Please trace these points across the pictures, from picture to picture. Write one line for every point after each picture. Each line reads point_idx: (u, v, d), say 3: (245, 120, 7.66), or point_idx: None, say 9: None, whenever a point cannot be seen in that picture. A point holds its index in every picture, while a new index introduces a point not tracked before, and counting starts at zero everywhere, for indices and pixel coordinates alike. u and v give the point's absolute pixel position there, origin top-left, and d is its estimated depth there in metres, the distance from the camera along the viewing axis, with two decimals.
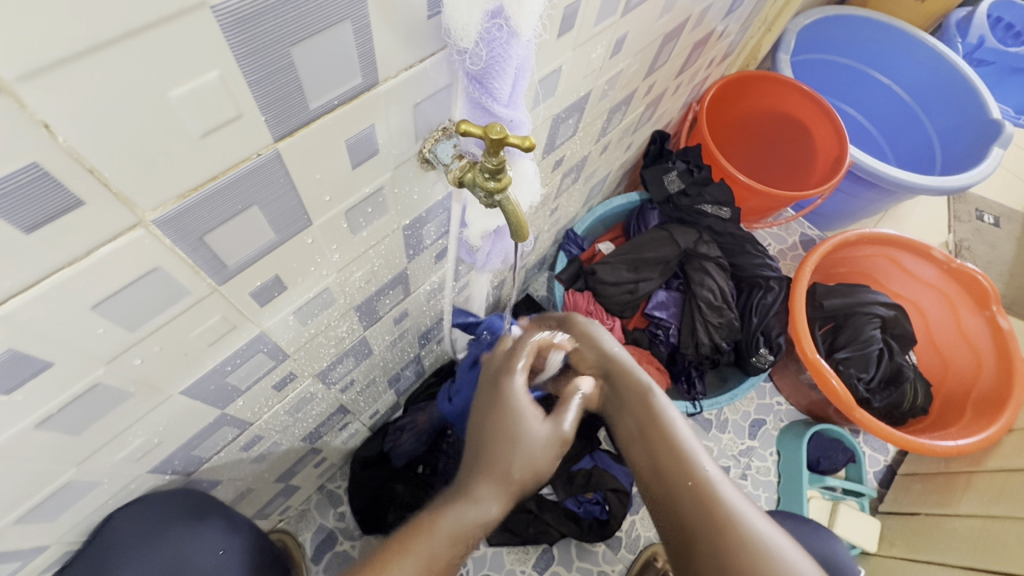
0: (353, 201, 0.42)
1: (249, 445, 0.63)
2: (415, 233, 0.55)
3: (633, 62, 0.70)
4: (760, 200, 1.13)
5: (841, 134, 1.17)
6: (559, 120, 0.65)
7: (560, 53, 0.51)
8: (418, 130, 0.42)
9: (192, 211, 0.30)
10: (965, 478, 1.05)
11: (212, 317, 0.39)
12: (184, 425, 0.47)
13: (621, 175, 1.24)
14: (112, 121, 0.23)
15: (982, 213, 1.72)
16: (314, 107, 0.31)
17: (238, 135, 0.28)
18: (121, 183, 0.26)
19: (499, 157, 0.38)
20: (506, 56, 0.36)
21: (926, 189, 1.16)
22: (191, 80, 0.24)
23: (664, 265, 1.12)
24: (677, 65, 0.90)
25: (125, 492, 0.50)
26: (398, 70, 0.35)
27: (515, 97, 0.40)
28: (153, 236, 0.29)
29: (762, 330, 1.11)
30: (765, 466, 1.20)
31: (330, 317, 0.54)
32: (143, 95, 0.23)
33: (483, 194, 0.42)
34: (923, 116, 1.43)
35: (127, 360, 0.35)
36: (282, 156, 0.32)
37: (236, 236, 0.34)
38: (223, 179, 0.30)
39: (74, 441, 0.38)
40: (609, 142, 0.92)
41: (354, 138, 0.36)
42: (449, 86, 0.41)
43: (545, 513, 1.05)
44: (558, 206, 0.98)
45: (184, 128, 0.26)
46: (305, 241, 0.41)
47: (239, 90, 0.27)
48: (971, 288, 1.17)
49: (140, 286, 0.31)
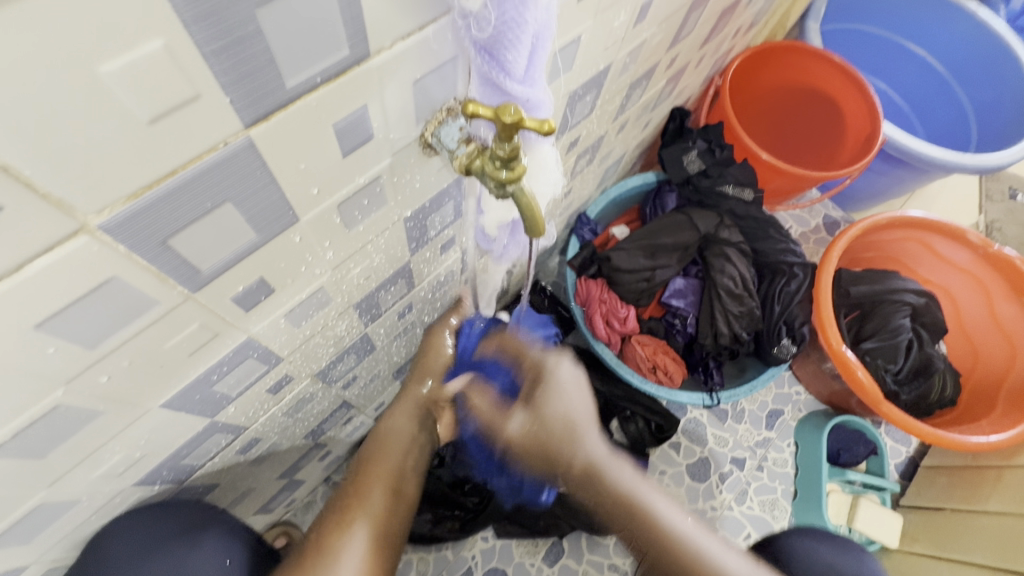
0: (346, 192, 0.37)
1: (246, 448, 0.60)
2: (419, 224, 0.50)
3: (657, 32, 0.64)
4: (786, 180, 1.06)
5: (873, 109, 1.09)
6: (576, 96, 0.58)
7: (580, 20, 0.45)
8: (420, 110, 0.36)
9: (149, 211, 0.25)
10: (996, 474, 0.99)
11: (191, 325, 0.34)
12: (169, 437, 0.44)
13: (636, 155, 1.17)
14: (33, 107, 0.19)
15: (1016, 192, 1.63)
16: (293, 85, 0.26)
17: (199, 120, 0.24)
18: (49, 183, 0.21)
19: (513, 142, 0.33)
20: (523, 22, 0.30)
21: (961, 168, 1.08)
22: (127, 52, 0.20)
23: (682, 251, 1.06)
24: (703, 34, 0.82)
25: (110, 507, 0.47)
26: (394, 39, 0.29)
27: (532, 71, 0.35)
28: (103, 243, 0.25)
29: (785, 319, 1.05)
30: (783, 458, 1.16)
31: (327, 316, 0.50)
32: (64, 74, 0.19)
33: (494, 185, 0.36)
34: (960, 90, 1.33)
35: (91, 378, 0.31)
36: (257, 144, 0.27)
37: (209, 238, 0.30)
38: (185, 174, 0.25)
39: (40, 463, 0.34)
40: (626, 120, 0.86)
41: (345, 120, 0.31)
42: (455, 59, 0.35)
43: (557, 504, 1.02)
44: (572, 188, 0.92)
45: (127, 111, 0.21)
46: (292, 239, 0.36)
47: (192, 63, 0.22)
48: (1008, 273, 1.10)
49: (95, 298, 0.27)
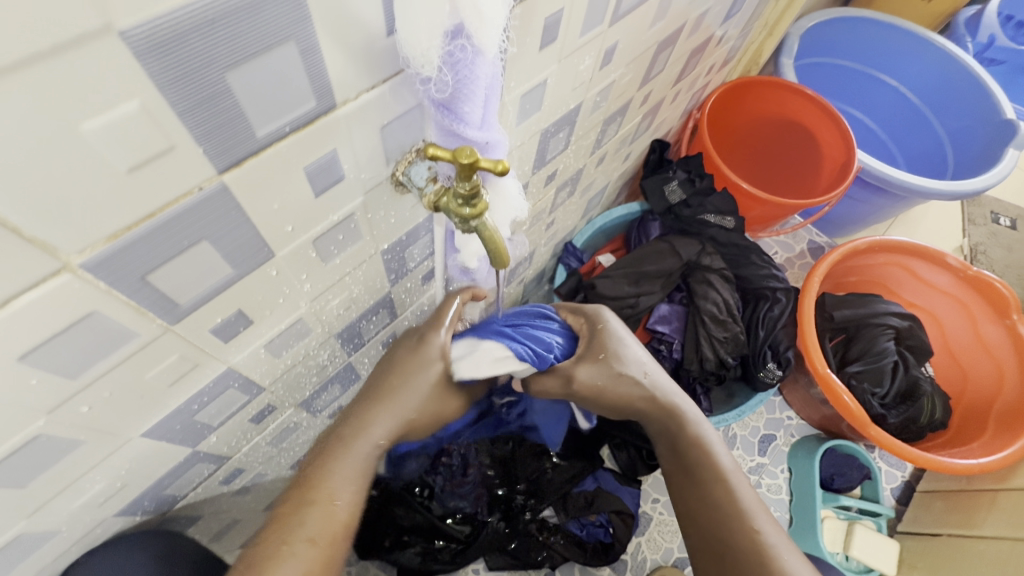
0: (321, 228, 0.39)
1: (230, 478, 0.60)
2: (396, 257, 0.52)
3: (626, 72, 0.67)
4: (765, 208, 1.09)
5: (846, 139, 1.13)
6: (549, 133, 0.62)
7: (544, 65, 0.48)
8: (389, 151, 0.39)
9: (129, 251, 0.28)
10: (990, 497, 0.98)
11: (170, 355, 0.36)
12: (152, 466, 0.45)
13: (620, 186, 1.21)
14: (17, 158, 0.21)
15: (998, 216, 1.66)
16: (262, 135, 0.29)
17: (175, 168, 0.26)
18: (34, 229, 0.23)
19: (472, 181, 0.35)
20: (473, 78, 0.33)
21: (936, 194, 1.11)
22: (107, 113, 0.22)
23: (666, 278, 1.08)
24: (675, 72, 0.87)
25: (90, 537, 0.47)
26: (359, 91, 0.32)
27: (488, 118, 0.38)
28: (84, 281, 0.27)
29: (769, 343, 1.07)
30: (777, 484, 1.15)
31: (307, 346, 0.52)
32: (52, 133, 0.21)
33: (458, 220, 0.39)
34: (934, 118, 1.38)
35: (72, 408, 0.33)
36: (230, 187, 0.30)
37: (186, 274, 0.32)
38: (162, 217, 0.28)
39: (21, 491, 0.36)
40: (604, 154, 0.90)
41: (316, 164, 0.34)
42: (419, 107, 0.38)
43: (547, 535, 1.01)
44: (555, 219, 0.95)
45: (108, 162, 0.24)
46: (268, 273, 0.38)
47: (167, 120, 0.24)
48: (988, 296, 1.11)
49: (76, 332, 0.29)
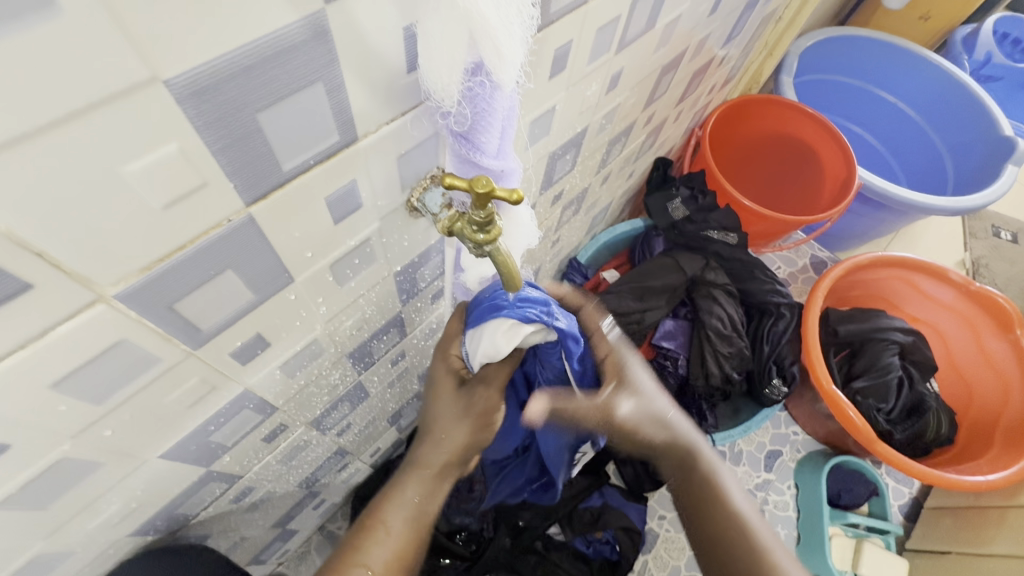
0: (338, 253, 0.40)
1: (240, 497, 0.61)
2: (408, 278, 0.53)
3: (631, 95, 0.69)
4: (768, 225, 1.10)
5: (846, 155, 1.15)
6: (556, 156, 0.63)
7: (554, 93, 0.50)
8: (405, 179, 0.40)
9: (159, 282, 0.29)
10: (998, 514, 0.98)
11: (190, 379, 0.37)
12: (167, 486, 0.46)
13: (623, 202, 1.23)
14: (62, 199, 0.22)
15: (999, 230, 1.67)
16: (288, 168, 0.30)
17: (206, 203, 0.27)
18: (74, 264, 0.24)
19: (487, 210, 0.36)
20: (491, 109, 0.35)
21: (936, 210, 1.12)
22: (148, 154, 0.23)
23: (671, 293, 1.08)
24: (678, 93, 0.88)
25: (104, 557, 0.48)
26: (379, 124, 0.33)
27: (504, 147, 0.39)
28: (116, 311, 0.28)
29: (774, 358, 1.08)
30: (784, 501, 1.15)
31: (320, 366, 0.52)
32: (95, 176, 0.22)
33: (472, 245, 0.40)
34: (933, 134, 1.40)
35: (95, 432, 0.34)
36: (256, 219, 0.31)
37: (210, 301, 0.33)
38: (191, 249, 0.29)
39: (42, 513, 0.36)
40: (609, 172, 0.91)
41: (336, 194, 0.35)
42: (436, 136, 0.39)
43: (553, 552, 0.99)
44: (560, 237, 0.96)
45: (145, 200, 0.25)
46: (287, 297, 0.39)
47: (202, 160, 0.25)
48: (992, 311, 1.12)
49: (105, 360, 0.30)
